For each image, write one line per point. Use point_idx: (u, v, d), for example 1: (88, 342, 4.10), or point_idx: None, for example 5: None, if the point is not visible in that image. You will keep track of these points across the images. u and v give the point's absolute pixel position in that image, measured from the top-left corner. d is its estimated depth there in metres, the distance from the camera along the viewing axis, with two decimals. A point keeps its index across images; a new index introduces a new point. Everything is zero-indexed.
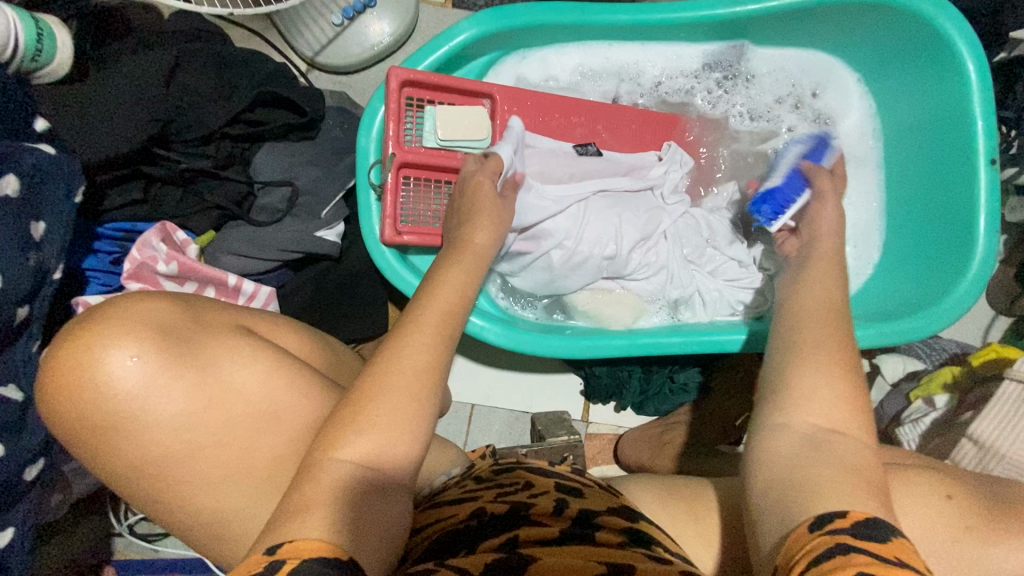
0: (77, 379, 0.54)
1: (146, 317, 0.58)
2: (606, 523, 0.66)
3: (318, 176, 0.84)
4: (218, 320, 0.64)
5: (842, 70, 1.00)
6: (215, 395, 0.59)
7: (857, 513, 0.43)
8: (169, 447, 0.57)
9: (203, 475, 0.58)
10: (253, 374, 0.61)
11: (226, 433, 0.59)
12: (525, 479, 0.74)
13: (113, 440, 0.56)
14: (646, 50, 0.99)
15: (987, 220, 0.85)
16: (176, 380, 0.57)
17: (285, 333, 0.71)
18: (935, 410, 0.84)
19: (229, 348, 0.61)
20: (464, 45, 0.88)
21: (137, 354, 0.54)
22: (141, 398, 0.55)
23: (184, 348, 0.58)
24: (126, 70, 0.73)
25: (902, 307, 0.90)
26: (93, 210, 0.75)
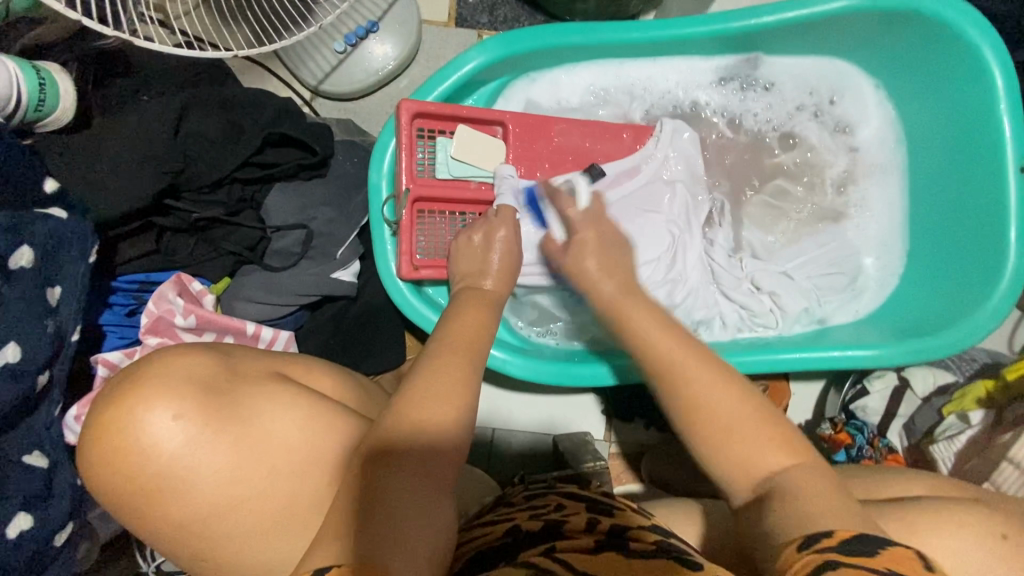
0: (120, 441, 0.53)
1: (186, 372, 0.57)
2: (638, 535, 0.66)
3: (332, 217, 0.82)
4: (253, 369, 0.63)
5: (859, 76, 0.97)
6: (257, 448, 0.58)
7: (844, 532, 0.42)
8: (218, 503, 0.56)
9: (252, 526, 0.57)
10: (292, 421, 0.60)
11: (270, 484, 0.58)
12: (557, 502, 0.78)
13: (160, 503, 0.54)
14: (658, 64, 0.96)
15: (1019, 229, 0.83)
16: (218, 436, 0.56)
17: (318, 375, 0.69)
18: (970, 427, 0.85)
19: (267, 397, 0.60)
20: (475, 72, 0.86)
21: (178, 414, 0.54)
22: (185, 457, 0.54)
23: (223, 401, 0.57)
24: (135, 120, 0.71)
25: (929, 323, 0.88)
26: (107, 265, 0.74)
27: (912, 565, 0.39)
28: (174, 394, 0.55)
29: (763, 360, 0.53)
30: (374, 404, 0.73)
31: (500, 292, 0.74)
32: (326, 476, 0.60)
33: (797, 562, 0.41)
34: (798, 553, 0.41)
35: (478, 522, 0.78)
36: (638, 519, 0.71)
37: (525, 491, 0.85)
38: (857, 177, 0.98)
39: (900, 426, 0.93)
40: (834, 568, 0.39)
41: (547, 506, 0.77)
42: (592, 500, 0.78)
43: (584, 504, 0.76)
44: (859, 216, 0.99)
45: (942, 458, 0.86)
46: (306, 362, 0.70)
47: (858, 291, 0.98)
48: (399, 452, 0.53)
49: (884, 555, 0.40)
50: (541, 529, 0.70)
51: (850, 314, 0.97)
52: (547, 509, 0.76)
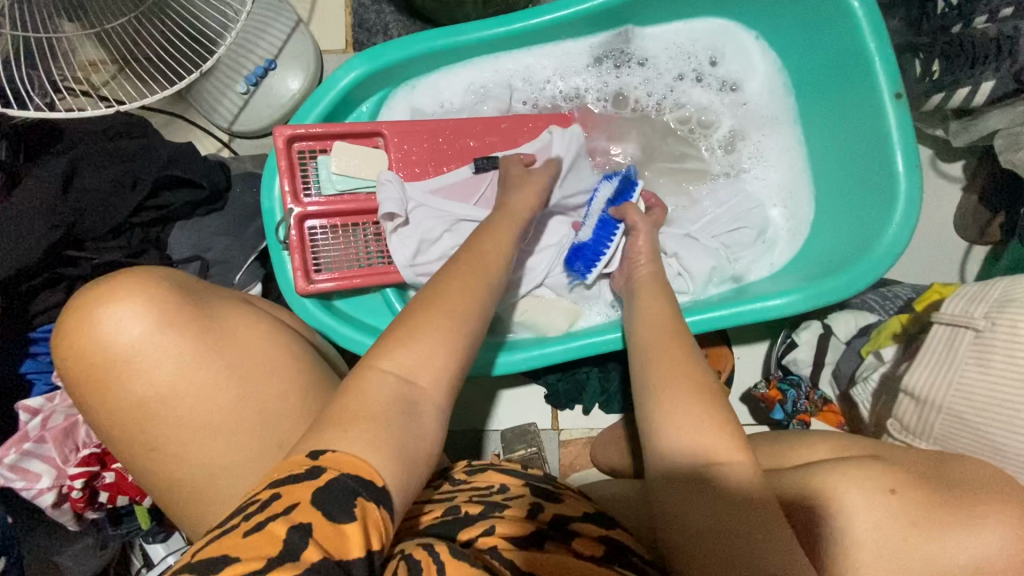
0: (98, 323, 0.60)
1: (161, 275, 0.65)
2: (580, 531, 0.68)
3: (228, 245, 0.87)
4: (224, 292, 0.71)
5: (736, 31, 0.97)
6: (220, 342, 0.64)
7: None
8: (175, 386, 0.61)
9: (203, 421, 0.62)
10: (254, 330, 0.67)
11: (227, 381, 0.63)
12: (500, 485, 0.75)
13: (125, 379, 0.61)
14: (534, 54, 0.98)
15: (905, 155, 0.81)
16: (186, 322, 0.63)
17: (278, 313, 0.78)
18: (884, 363, 0.80)
19: (233, 308, 0.68)
20: (349, 88, 0.91)
21: (152, 297, 0.62)
22: (153, 336, 0.61)
23: (193, 302, 0.64)
24: (33, 183, 0.78)
25: (833, 263, 0.87)
26: (22, 318, 0.80)
27: None
28: (152, 289, 0.62)
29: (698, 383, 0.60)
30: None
31: None
32: (206, 485, 0.63)
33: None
34: None
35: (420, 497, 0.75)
36: (581, 508, 0.73)
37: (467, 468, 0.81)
38: (748, 132, 0.98)
39: (829, 373, 0.92)
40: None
41: (491, 488, 0.74)
42: (534, 482, 0.77)
43: (528, 487, 0.74)
44: (758, 170, 0.98)
45: (863, 402, 0.82)
46: (267, 303, 0.77)
47: (771, 244, 0.97)
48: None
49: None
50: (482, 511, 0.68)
51: (765, 268, 0.96)
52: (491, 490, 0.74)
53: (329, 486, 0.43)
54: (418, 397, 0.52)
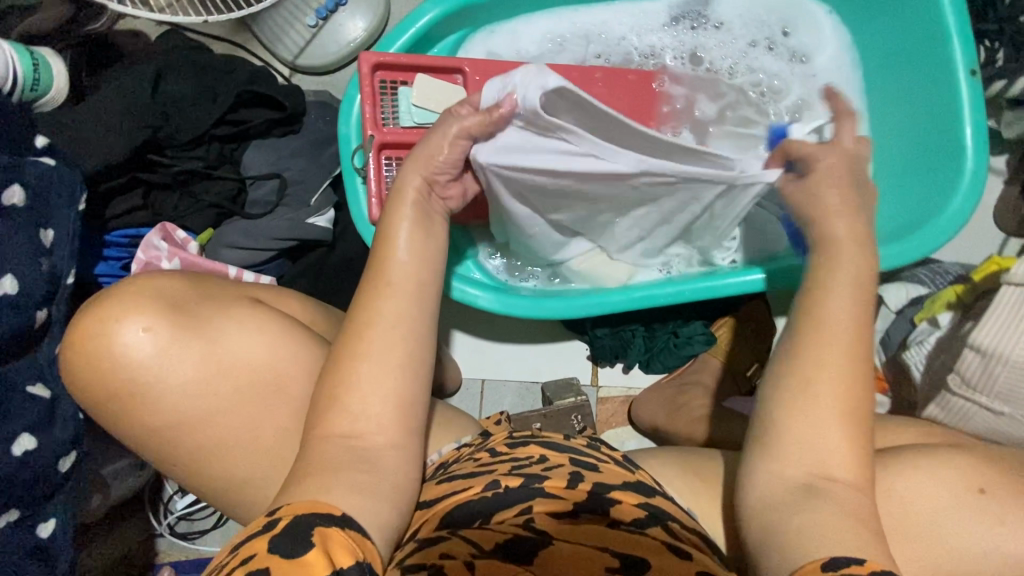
0: (99, 352, 0.57)
1: (148, 296, 0.60)
2: (620, 498, 0.68)
3: (305, 167, 0.87)
4: (225, 291, 0.65)
5: (811, 5, 1.00)
6: (223, 366, 0.60)
7: (874, 563, 0.47)
8: (186, 414, 0.59)
9: (224, 439, 0.60)
10: (258, 344, 0.61)
11: (233, 394, 0.60)
12: (539, 454, 0.74)
13: (137, 404, 0.58)
14: (611, 10, 1.00)
15: (974, 131, 0.84)
16: (185, 348, 0.59)
17: (287, 300, 0.71)
18: (939, 329, 0.84)
19: (235, 313, 0.62)
20: (431, 25, 0.91)
21: (146, 326, 0.58)
22: (155, 364, 0.58)
23: (190, 317, 0.60)
24: (118, 84, 0.78)
25: (896, 232, 0.88)
26: (98, 219, 0.79)
27: None
28: (147, 306, 0.59)
29: (847, 354, 0.57)
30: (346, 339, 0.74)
31: None
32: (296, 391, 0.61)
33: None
34: (818, 571, 0.47)
35: (454, 471, 0.75)
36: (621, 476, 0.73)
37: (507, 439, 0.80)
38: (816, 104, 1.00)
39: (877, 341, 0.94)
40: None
41: (529, 458, 0.73)
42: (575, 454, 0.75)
43: (568, 457, 0.74)
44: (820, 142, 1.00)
45: (914, 363, 0.86)
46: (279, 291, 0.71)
47: None
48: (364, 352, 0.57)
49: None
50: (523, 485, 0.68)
51: None
52: (529, 459, 0.73)
53: (287, 530, 0.48)
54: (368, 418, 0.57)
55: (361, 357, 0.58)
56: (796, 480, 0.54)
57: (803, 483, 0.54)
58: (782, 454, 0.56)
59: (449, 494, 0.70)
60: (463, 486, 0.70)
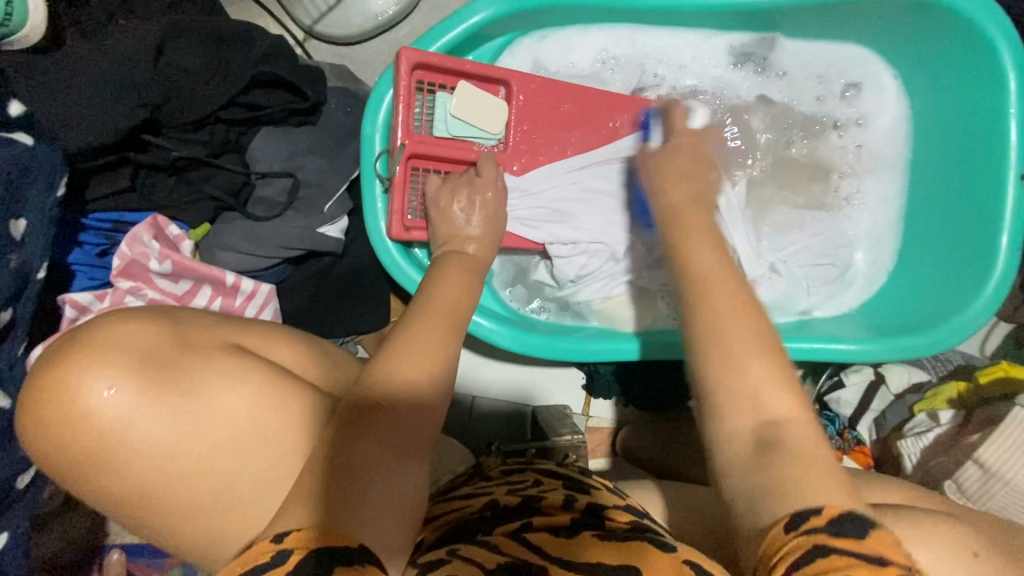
0: (55, 411, 0.48)
1: (122, 350, 0.50)
2: (614, 514, 0.63)
3: (321, 167, 0.78)
4: (202, 339, 0.56)
5: (875, 66, 0.96)
6: (206, 428, 0.52)
7: (834, 508, 0.41)
8: (147, 487, 0.50)
9: (190, 510, 0.52)
10: (244, 402, 0.54)
11: (210, 461, 0.52)
12: (534, 478, 0.72)
13: (84, 480, 0.50)
14: (673, 34, 0.93)
15: (1011, 237, 0.82)
16: (166, 410, 0.50)
17: (272, 349, 0.63)
18: (939, 425, 0.86)
19: (217, 367, 0.54)
20: (481, 26, 0.81)
21: (117, 387, 0.49)
22: (129, 429, 0.49)
23: (165, 373, 0.51)
24: (113, 43, 0.66)
25: (915, 321, 0.87)
26: (77, 199, 0.69)
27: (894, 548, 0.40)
28: (115, 361, 0.49)
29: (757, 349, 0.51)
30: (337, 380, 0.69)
31: (483, 258, 0.72)
32: (280, 457, 0.55)
33: (783, 546, 0.41)
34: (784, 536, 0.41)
35: (453, 493, 0.71)
36: (613, 499, 0.68)
37: (502, 465, 0.78)
38: (858, 175, 0.97)
39: (870, 421, 0.94)
40: (823, 555, 0.39)
41: (525, 481, 0.70)
42: (569, 477, 0.72)
43: (562, 481, 0.71)
44: (851, 210, 0.98)
45: (908, 454, 0.87)
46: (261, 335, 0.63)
47: (848, 284, 0.97)
48: (381, 412, 0.52)
49: (873, 540, 0.40)
50: (521, 503, 0.64)
51: (836, 308, 0.96)
52: (525, 483, 0.70)
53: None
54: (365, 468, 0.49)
55: (378, 407, 0.52)
56: (743, 451, 0.48)
57: (748, 455, 0.47)
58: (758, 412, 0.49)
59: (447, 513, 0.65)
60: (461, 504, 0.66)
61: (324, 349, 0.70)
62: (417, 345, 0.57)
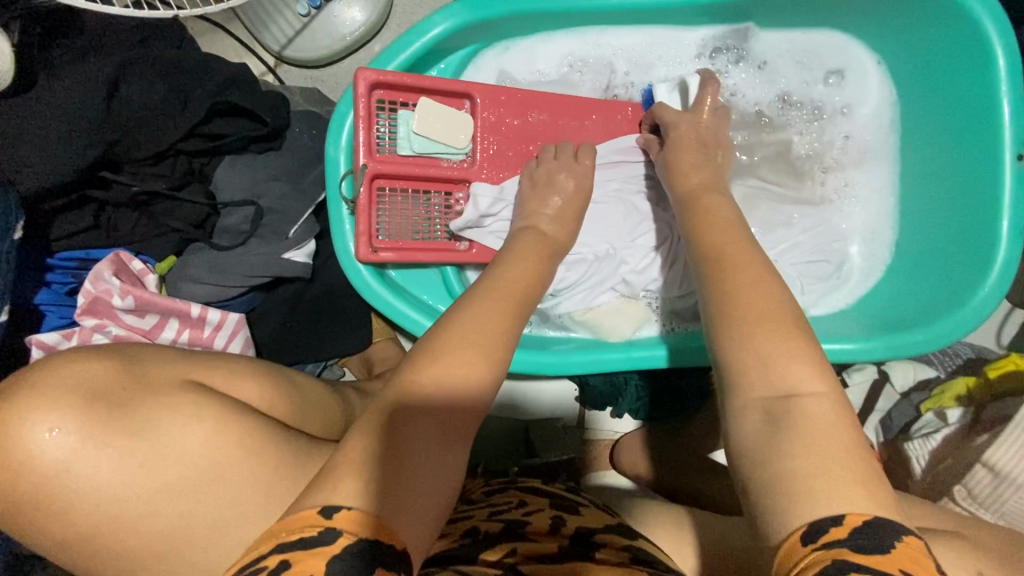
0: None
1: (64, 393, 0.49)
2: (605, 542, 0.60)
3: (285, 192, 0.77)
4: (159, 374, 0.55)
5: (856, 51, 0.92)
6: (156, 460, 0.51)
7: (855, 517, 0.39)
8: (94, 531, 0.50)
9: (145, 553, 0.51)
10: (196, 435, 0.53)
11: (159, 500, 0.51)
12: (519, 498, 0.69)
13: (36, 522, 0.49)
14: (641, 33, 0.90)
15: (1012, 221, 0.77)
16: (111, 447, 0.50)
17: (241, 379, 0.62)
18: (947, 425, 0.80)
19: (169, 403, 0.53)
20: (440, 38, 0.80)
21: (59, 427, 0.48)
22: (73, 471, 0.48)
23: (112, 411, 0.50)
24: (66, 85, 0.66)
25: (915, 316, 0.82)
26: (41, 239, 0.70)
27: (920, 564, 0.37)
28: (58, 401, 0.49)
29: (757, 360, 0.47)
30: (304, 410, 0.67)
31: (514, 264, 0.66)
32: (232, 497, 0.53)
33: (801, 560, 0.38)
34: (800, 549, 0.39)
35: None
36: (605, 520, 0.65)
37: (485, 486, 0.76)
38: (845, 166, 0.93)
39: (876, 422, 0.90)
40: (843, 571, 0.36)
41: (508, 503, 0.68)
42: (555, 496, 0.70)
43: (547, 500, 0.69)
44: (841, 203, 0.93)
45: (916, 458, 0.82)
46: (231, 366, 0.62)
47: (842, 281, 0.92)
48: None
49: (897, 552, 0.37)
50: (503, 529, 0.62)
51: (831, 307, 0.92)
52: (509, 505, 0.68)
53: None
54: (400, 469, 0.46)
55: None
56: (756, 428, 0.45)
57: (763, 431, 0.44)
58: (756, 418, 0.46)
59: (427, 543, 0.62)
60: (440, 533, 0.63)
61: (291, 378, 0.70)
62: None
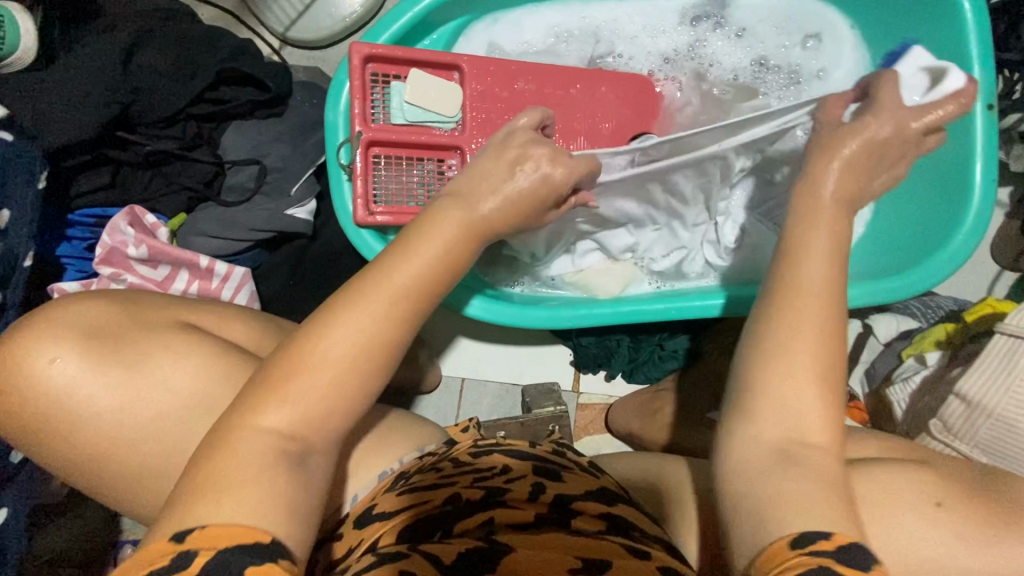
0: (8, 379, 0.53)
1: (61, 332, 0.54)
2: (584, 509, 0.63)
3: (287, 153, 0.82)
4: (156, 315, 0.60)
5: (832, 17, 0.96)
6: (144, 391, 0.55)
7: (842, 537, 0.42)
8: (96, 457, 0.54)
9: (148, 469, 0.55)
10: (184, 369, 0.56)
11: (151, 428, 0.54)
12: (501, 463, 0.68)
13: (50, 445, 0.54)
14: (623, 6, 0.95)
15: (984, 167, 0.80)
16: (106, 377, 0.54)
17: (231, 323, 0.65)
18: (925, 367, 0.83)
19: (162, 341, 0.57)
20: (431, 9, 0.85)
21: (60, 355, 0.53)
22: (72, 397, 0.53)
23: (108, 345, 0.55)
24: (87, 50, 0.72)
25: (895, 265, 0.85)
26: (62, 196, 0.75)
27: None
28: (59, 335, 0.54)
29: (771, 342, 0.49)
30: None
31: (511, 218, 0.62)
32: (236, 413, 0.57)
33: (785, 561, 0.41)
34: (788, 551, 0.41)
35: (412, 478, 0.66)
36: (590, 484, 0.68)
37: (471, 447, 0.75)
38: None
39: (861, 373, 0.93)
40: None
41: (491, 469, 0.67)
42: (537, 459, 0.70)
43: (529, 464, 0.68)
44: None
45: (897, 400, 0.84)
46: (221, 311, 0.65)
47: None
48: None
49: (877, 573, 0.40)
50: (483, 497, 0.62)
51: None
52: (490, 471, 0.67)
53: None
54: (318, 444, 0.47)
55: None
56: (767, 450, 0.47)
57: (772, 458, 0.47)
58: (747, 410, 0.49)
59: (406, 506, 0.62)
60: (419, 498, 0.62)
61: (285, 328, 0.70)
62: None
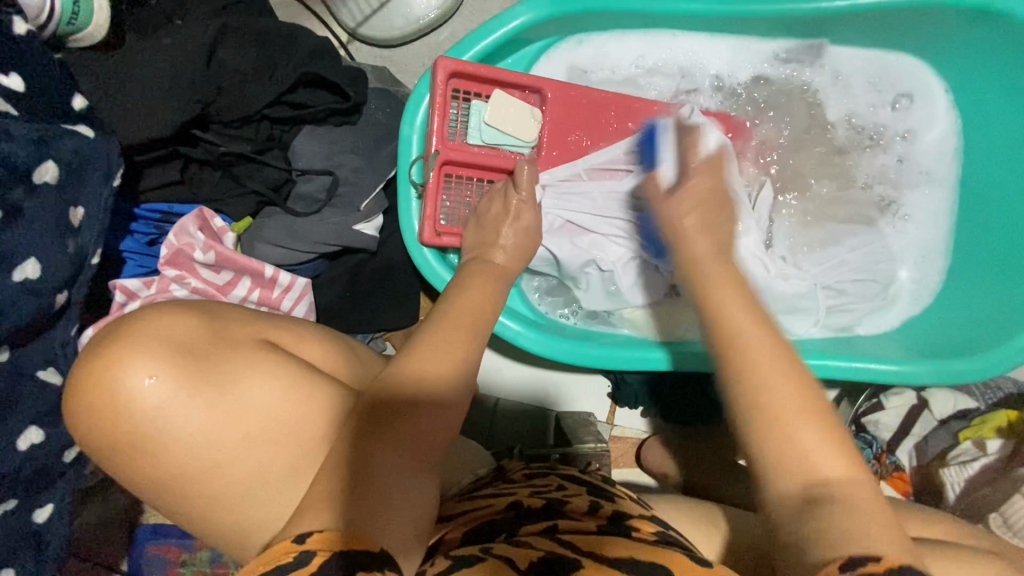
0: (97, 396, 0.50)
1: (154, 349, 0.51)
2: (639, 523, 0.60)
3: (360, 166, 0.80)
4: (241, 332, 0.58)
5: (929, 77, 0.92)
6: (236, 414, 0.54)
7: (893, 559, 0.40)
8: (181, 474, 0.53)
9: (224, 493, 0.54)
10: (277, 392, 0.56)
11: (240, 449, 0.54)
12: (557, 482, 0.68)
13: (134, 460, 0.52)
14: (713, 40, 0.91)
15: None
16: (199, 398, 0.52)
17: (306, 341, 0.64)
18: (986, 455, 0.83)
19: (249, 363, 0.55)
20: (521, 29, 0.82)
21: (154, 374, 0.51)
22: (163, 418, 0.51)
23: (200, 364, 0.53)
24: (168, 43, 0.69)
25: (967, 343, 0.82)
26: (131, 190, 0.73)
27: None
28: (152, 351, 0.51)
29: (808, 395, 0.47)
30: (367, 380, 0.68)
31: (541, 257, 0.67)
32: (307, 445, 0.56)
33: None
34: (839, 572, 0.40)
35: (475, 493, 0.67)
36: (637, 509, 0.65)
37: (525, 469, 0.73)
38: (905, 189, 0.93)
39: (912, 446, 0.89)
40: None
41: (549, 485, 0.67)
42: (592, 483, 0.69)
43: (585, 486, 0.67)
44: (898, 225, 0.93)
45: (951, 484, 0.85)
46: (296, 330, 0.64)
47: (889, 301, 0.92)
48: (428, 413, 0.52)
49: None
50: (544, 506, 0.61)
51: (874, 326, 0.91)
52: (548, 487, 0.67)
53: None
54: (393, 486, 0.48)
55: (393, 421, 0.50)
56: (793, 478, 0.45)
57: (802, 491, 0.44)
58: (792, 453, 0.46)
59: (472, 512, 0.62)
60: (483, 504, 0.63)
61: (359, 356, 0.70)
62: (431, 343, 0.55)
